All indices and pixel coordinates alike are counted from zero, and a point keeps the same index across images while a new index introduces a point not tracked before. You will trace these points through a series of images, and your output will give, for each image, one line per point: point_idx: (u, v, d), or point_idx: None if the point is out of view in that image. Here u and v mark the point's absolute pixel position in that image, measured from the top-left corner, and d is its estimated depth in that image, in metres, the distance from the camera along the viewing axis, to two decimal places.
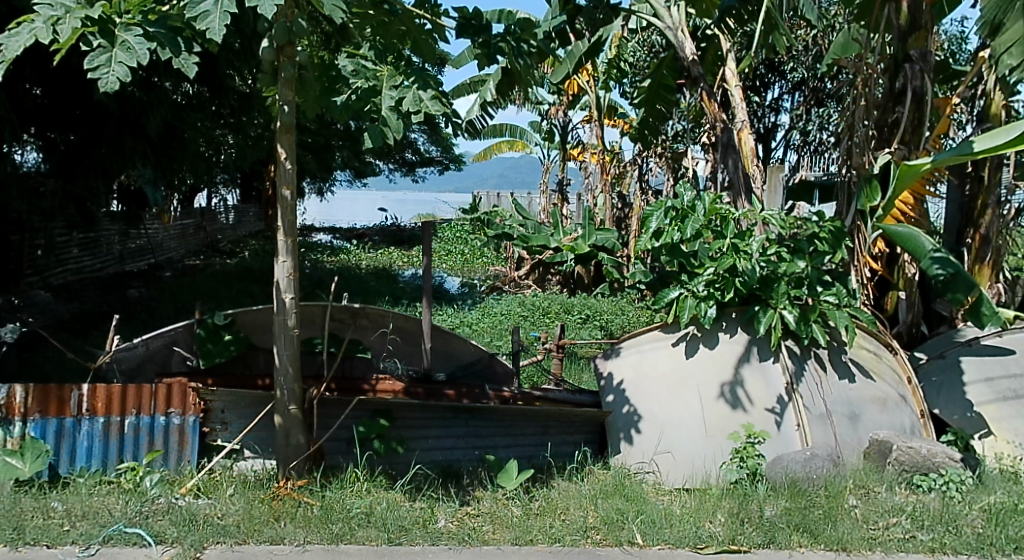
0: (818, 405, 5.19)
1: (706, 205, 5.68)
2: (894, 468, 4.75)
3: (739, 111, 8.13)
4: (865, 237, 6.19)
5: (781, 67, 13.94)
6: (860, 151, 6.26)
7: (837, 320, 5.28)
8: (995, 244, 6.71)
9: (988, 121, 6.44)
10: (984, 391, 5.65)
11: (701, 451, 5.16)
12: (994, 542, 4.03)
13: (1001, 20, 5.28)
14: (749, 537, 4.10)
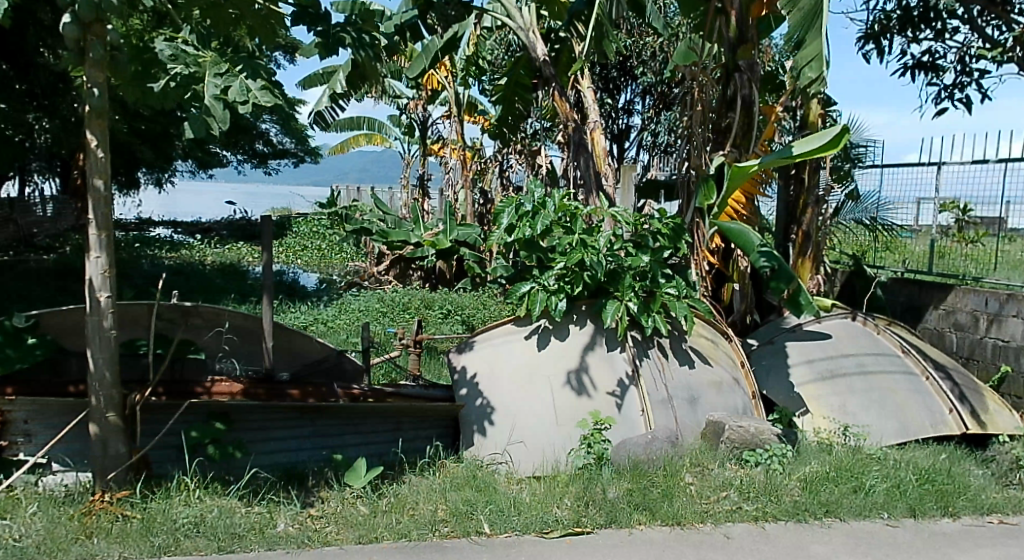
0: (660, 391, 5.38)
1: (556, 202, 5.81)
2: (726, 446, 5.01)
3: (592, 111, 8.27)
4: (703, 233, 6.50)
5: (633, 71, 14.40)
6: (697, 152, 6.64)
7: (677, 310, 5.50)
8: (815, 240, 7.26)
9: (808, 128, 7.00)
10: (806, 372, 6.13)
11: (552, 439, 5.19)
12: (808, 508, 4.43)
13: (801, 38, 5.73)
14: (592, 518, 4.24)
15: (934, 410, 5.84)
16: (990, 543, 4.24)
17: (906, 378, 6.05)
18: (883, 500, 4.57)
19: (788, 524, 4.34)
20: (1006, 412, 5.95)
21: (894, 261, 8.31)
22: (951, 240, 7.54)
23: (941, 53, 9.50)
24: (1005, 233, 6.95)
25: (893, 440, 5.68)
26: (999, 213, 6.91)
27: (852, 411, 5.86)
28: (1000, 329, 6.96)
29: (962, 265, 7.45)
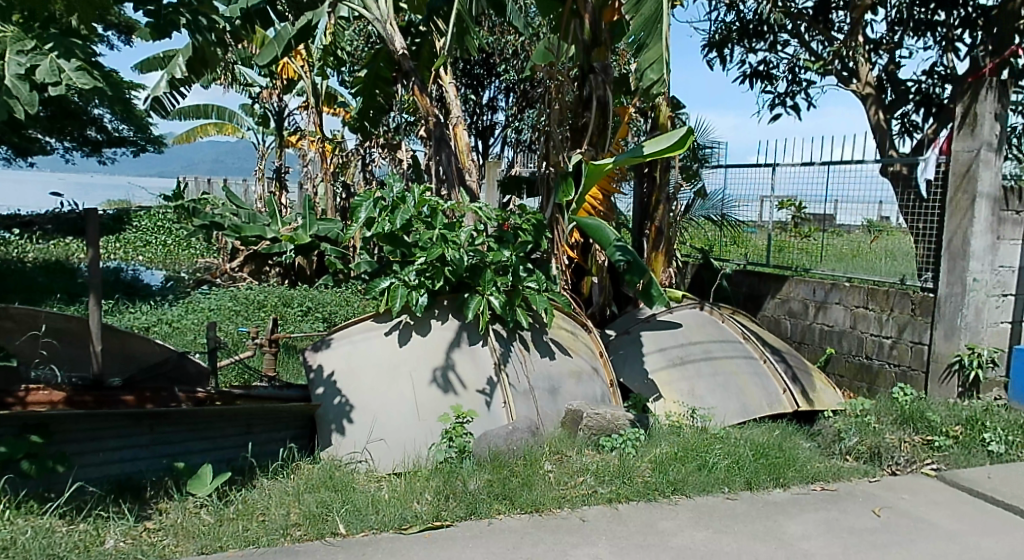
0: (521, 383, 5.36)
1: (415, 197, 5.62)
2: (584, 433, 5.07)
3: (455, 106, 8.12)
4: (564, 229, 6.46)
5: (495, 68, 14.45)
6: (556, 151, 6.67)
7: (537, 303, 5.49)
8: (667, 235, 7.51)
9: (658, 129, 7.21)
10: (659, 359, 6.35)
11: (413, 435, 5.02)
12: (657, 487, 4.58)
13: (645, 42, 5.89)
14: (450, 511, 4.17)
15: (769, 391, 6.17)
16: (815, 509, 4.56)
17: (747, 361, 6.39)
18: (724, 475, 4.80)
19: (640, 504, 4.46)
20: (830, 390, 6.39)
21: (739, 254, 8.77)
22: (788, 234, 7.98)
23: (775, 63, 10.10)
24: (833, 229, 7.42)
25: (737, 419, 5.96)
26: (830, 211, 7.40)
27: (701, 395, 6.09)
28: (826, 315, 7.49)
29: (799, 258, 7.93)
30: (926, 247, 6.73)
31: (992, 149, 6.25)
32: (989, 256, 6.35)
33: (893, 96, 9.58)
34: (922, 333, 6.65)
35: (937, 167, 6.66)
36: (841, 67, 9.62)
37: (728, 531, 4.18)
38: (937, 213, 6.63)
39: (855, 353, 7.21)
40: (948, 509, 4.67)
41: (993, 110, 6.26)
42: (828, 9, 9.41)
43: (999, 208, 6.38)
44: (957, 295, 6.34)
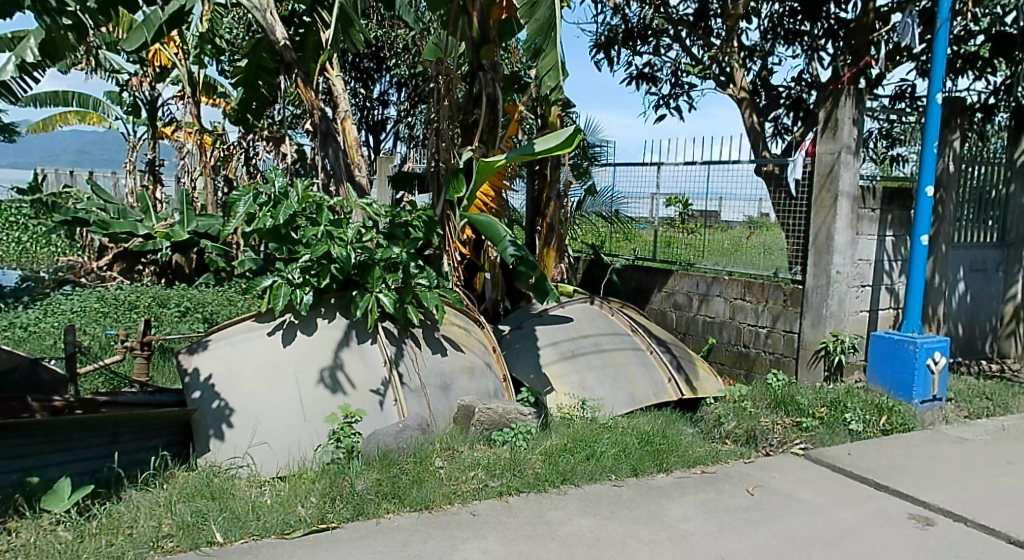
0: (413, 380, 5.22)
1: (299, 192, 5.38)
2: (476, 428, 5.01)
3: (342, 100, 7.83)
4: (455, 226, 6.23)
5: (385, 62, 14.22)
6: (446, 147, 6.29)
7: (428, 300, 5.36)
8: (559, 231, 7.53)
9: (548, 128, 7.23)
10: (551, 353, 6.36)
11: (298, 437, 4.78)
12: (547, 478, 4.57)
13: (541, 46, 5.84)
14: (337, 513, 4.02)
15: (655, 381, 6.29)
16: (696, 491, 4.67)
17: (636, 353, 6.50)
18: (611, 463, 4.84)
19: (530, 495, 4.44)
20: (712, 378, 6.58)
21: (629, 249, 8.90)
22: (675, 230, 8.21)
23: (660, 65, 10.33)
24: (718, 224, 7.65)
25: (623, 409, 6.04)
26: (716, 207, 7.60)
27: (591, 387, 6.13)
28: (708, 307, 7.71)
29: (686, 253, 8.13)
30: (796, 241, 7.00)
31: (850, 152, 6.61)
32: (849, 251, 6.69)
33: (766, 100, 10.09)
34: (793, 322, 6.93)
35: (804, 168, 6.95)
36: (719, 72, 9.95)
37: (613, 517, 4.21)
38: (804, 211, 6.92)
39: (735, 342, 7.44)
40: (815, 484, 4.88)
41: (851, 115, 6.60)
42: (707, 16, 9.68)
43: (858, 206, 6.75)
44: (822, 285, 6.67)
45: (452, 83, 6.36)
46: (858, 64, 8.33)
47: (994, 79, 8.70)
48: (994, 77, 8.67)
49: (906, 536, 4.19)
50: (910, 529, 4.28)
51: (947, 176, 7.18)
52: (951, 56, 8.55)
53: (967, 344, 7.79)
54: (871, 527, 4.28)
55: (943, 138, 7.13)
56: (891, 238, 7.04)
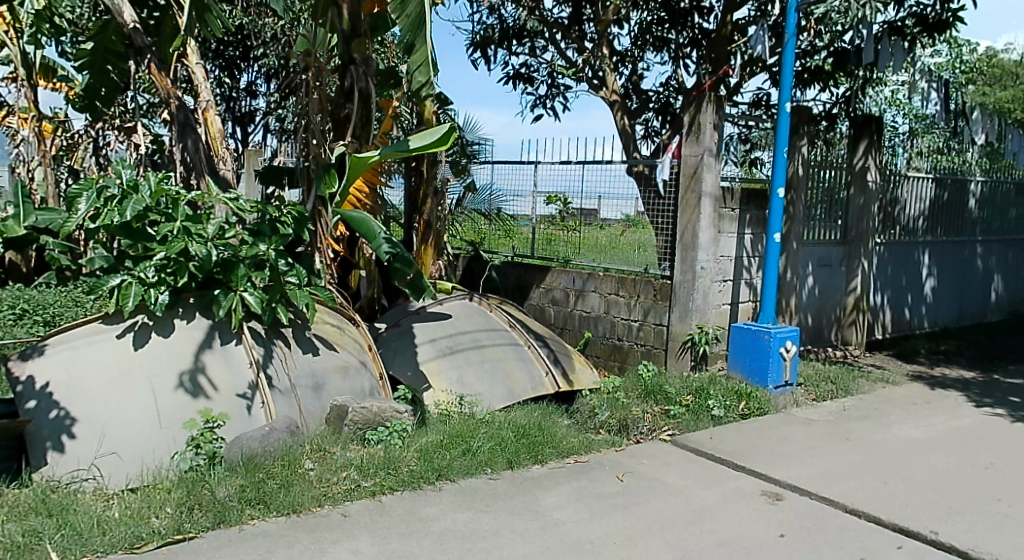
0: (282, 381, 5.08)
1: (152, 186, 5.09)
2: (350, 427, 4.93)
3: (203, 89, 7.46)
4: (327, 222, 6.05)
5: (251, 53, 13.84)
6: (317, 141, 6.06)
7: (298, 299, 5.23)
8: (436, 228, 7.40)
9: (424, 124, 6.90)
10: (428, 350, 6.33)
11: (152, 445, 4.49)
12: (422, 475, 4.55)
13: (412, 41, 5.77)
14: (196, 522, 3.83)
15: (533, 375, 6.40)
16: (569, 480, 4.78)
17: (513, 348, 6.58)
18: (487, 457, 4.89)
19: (405, 494, 4.41)
20: (588, 370, 6.76)
21: (508, 247, 8.95)
22: (555, 228, 8.34)
23: (536, 67, 10.49)
24: (597, 222, 7.88)
25: (501, 403, 6.09)
26: (596, 206, 7.85)
27: (469, 383, 6.14)
28: (584, 302, 7.89)
29: (565, 249, 8.26)
30: (664, 239, 7.27)
31: (713, 155, 6.94)
32: (712, 247, 7.04)
33: (637, 104, 10.44)
34: (663, 316, 7.19)
35: (671, 170, 7.23)
36: (592, 75, 10.17)
37: (487, 510, 4.25)
38: (671, 211, 7.20)
39: (609, 335, 7.65)
40: (680, 468, 5.08)
41: (712, 120, 6.95)
42: (581, 21, 9.90)
43: (718, 206, 7.11)
44: (689, 280, 6.97)
45: (323, 74, 6.09)
46: (718, 73, 8.76)
47: (837, 91, 9.33)
48: (837, 90, 9.31)
49: (759, 511, 4.44)
50: (762, 505, 4.53)
51: (797, 179, 7.67)
52: (799, 69, 9.16)
53: (815, 334, 8.33)
54: (729, 506, 4.51)
55: (793, 144, 7.62)
56: (750, 234, 7.45)
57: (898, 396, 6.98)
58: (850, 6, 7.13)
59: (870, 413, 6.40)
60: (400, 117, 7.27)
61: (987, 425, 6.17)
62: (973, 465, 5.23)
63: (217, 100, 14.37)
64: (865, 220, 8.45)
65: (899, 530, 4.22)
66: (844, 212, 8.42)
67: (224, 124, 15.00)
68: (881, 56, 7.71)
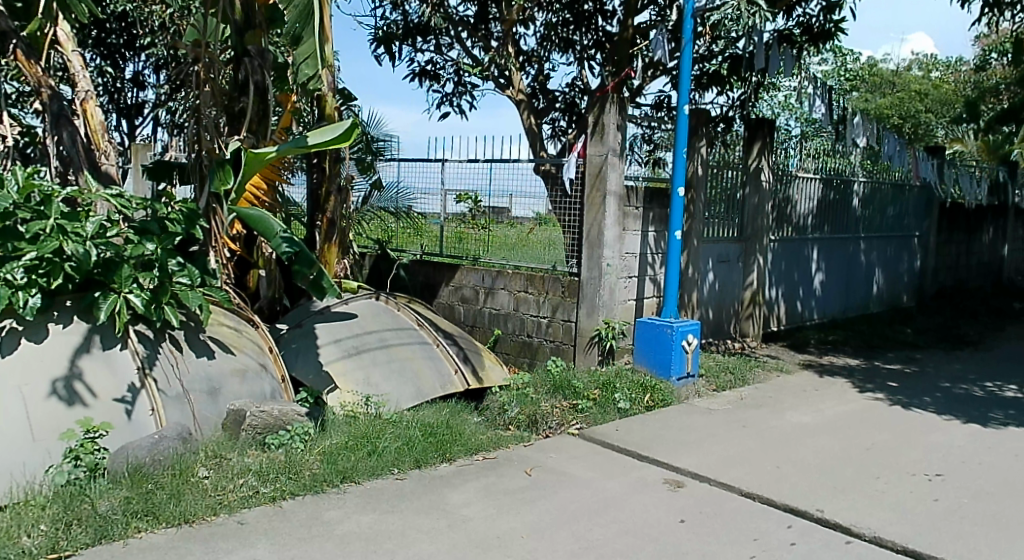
0: (173, 386, 4.87)
1: (20, 182, 4.74)
2: (248, 433, 4.76)
3: (79, 78, 7.01)
4: (222, 220, 5.80)
5: (138, 43, 13.30)
6: (209, 135, 5.84)
7: (191, 300, 5.04)
8: (340, 226, 7.20)
9: (325, 120, 6.74)
10: (332, 351, 6.20)
11: (23, 458, 4.16)
12: (325, 478, 4.45)
13: (301, 34, 5.72)
14: (74, 539, 3.60)
15: (442, 373, 6.36)
16: (477, 477, 4.76)
17: (421, 346, 6.52)
18: (393, 457, 4.82)
19: (306, 498, 4.29)
20: (498, 367, 6.77)
21: (416, 245, 8.86)
22: (466, 226, 8.28)
23: (442, 64, 10.42)
24: (508, 220, 7.91)
25: (409, 402, 6.01)
26: (507, 204, 7.85)
27: (376, 383, 6.03)
28: (494, 300, 7.86)
29: (476, 247, 8.21)
30: (571, 236, 7.34)
31: (616, 154, 7.07)
32: (617, 245, 7.16)
33: (543, 103, 10.50)
34: (571, 312, 7.25)
35: (577, 168, 7.29)
36: (498, 74, 10.16)
37: (393, 511, 4.19)
38: (577, 209, 7.27)
39: (518, 332, 7.66)
40: (586, 461, 5.14)
41: (615, 121, 7.06)
42: (487, 19, 9.90)
43: (623, 204, 7.23)
44: (595, 277, 7.06)
45: (215, 67, 5.91)
46: (620, 75, 8.91)
47: (733, 94, 9.64)
48: (733, 93, 9.62)
49: (661, 499, 4.53)
50: (664, 492, 4.63)
51: (696, 179, 7.88)
52: (698, 73, 9.40)
53: (715, 327, 8.59)
54: (634, 495, 4.59)
55: (692, 145, 7.82)
56: (653, 232, 7.61)
57: (791, 384, 7.27)
58: (742, 14, 7.41)
59: (766, 401, 6.64)
60: (299, 112, 7.07)
61: (871, 408, 6.50)
62: (856, 446, 5.49)
63: (100, 91, 13.69)
64: (760, 218, 8.75)
65: (789, 510, 4.39)
66: (740, 210, 8.69)
67: (108, 116, 14.35)
68: (771, 62, 8.05)
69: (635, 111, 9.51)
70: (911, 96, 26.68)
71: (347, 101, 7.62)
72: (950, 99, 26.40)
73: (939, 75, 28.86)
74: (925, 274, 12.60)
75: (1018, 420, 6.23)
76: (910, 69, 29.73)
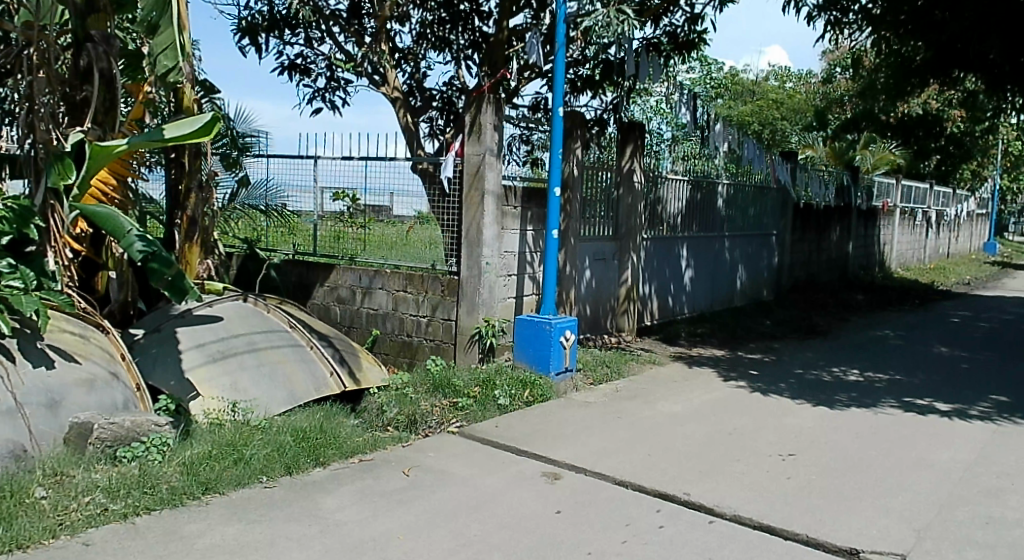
0: (4, 400, 4.47)
1: None
2: (95, 447, 4.45)
3: None
4: (61, 218, 5.39)
5: None
6: (45, 125, 5.41)
7: (24, 306, 4.64)
8: (202, 224, 6.82)
9: (182, 114, 6.37)
10: (196, 356, 5.86)
11: None
12: (185, 491, 4.20)
13: (156, 22, 5.41)
14: None
15: (317, 376, 6.15)
16: (351, 480, 4.63)
17: (293, 349, 6.30)
18: (262, 465, 4.61)
19: (163, 513, 4.03)
20: (376, 368, 6.63)
21: (289, 244, 8.56)
22: (343, 225, 8.08)
23: (313, 58, 10.11)
24: (387, 219, 7.76)
25: (281, 407, 5.77)
26: (387, 202, 7.74)
27: (244, 388, 5.75)
28: (371, 299, 7.68)
29: (354, 246, 8.02)
30: (449, 235, 7.29)
31: (493, 154, 7.07)
32: (496, 244, 7.16)
33: (419, 102, 10.35)
34: (450, 311, 7.18)
35: (454, 167, 7.24)
36: (371, 71, 9.97)
37: (260, 520, 4.00)
38: (456, 208, 7.23)
39: (398, 332, 7.52)
40: (465, 458, 5.09)
41: (492, 121, 7.06)
42: (359, 14, 9.68)
43: (501, 204, 7.23)
44: (475, 276, 7.03)
45: (50, 52, 5.50)
46: (496, 76, 8.93)
47: (606, 98, 9.82)
48: (606, 97, 9.80)
49: (538, 491, 4.55)
50: (541, 485, 4.65)
51: (573, 179, 7.98)
52: (571, 76, 9.52)
53: (592, 323, 8.74)
54: (511, 489, 4.58)
55: (568, 146, 7.93)
56: (532, 230, 7.66)
57: (663, 375, 7.49)
58: (612, 22, 7.55)
59: (640, 392, 6.81)
60: (153, 103, 6.64)
61: (736, 396, 6.79)
62: (721, 432, 5.70)
63: None
64: (633, 217, 8.98)
65: (659, 495, 4.49)
66: (615, 208, 8.88)
67: None
68: (640, 70, 8.27)
69: (510, 110, 9.54)
70: (769, 104, 28.23)
71: (207, 94, 7.23)
72: (802, 109, 28.24)
73: (792, 86, 30.69)
74: (783, 270, 13.31)
75: (860, 401, 6.66)
76: (767, 79, 31.44)
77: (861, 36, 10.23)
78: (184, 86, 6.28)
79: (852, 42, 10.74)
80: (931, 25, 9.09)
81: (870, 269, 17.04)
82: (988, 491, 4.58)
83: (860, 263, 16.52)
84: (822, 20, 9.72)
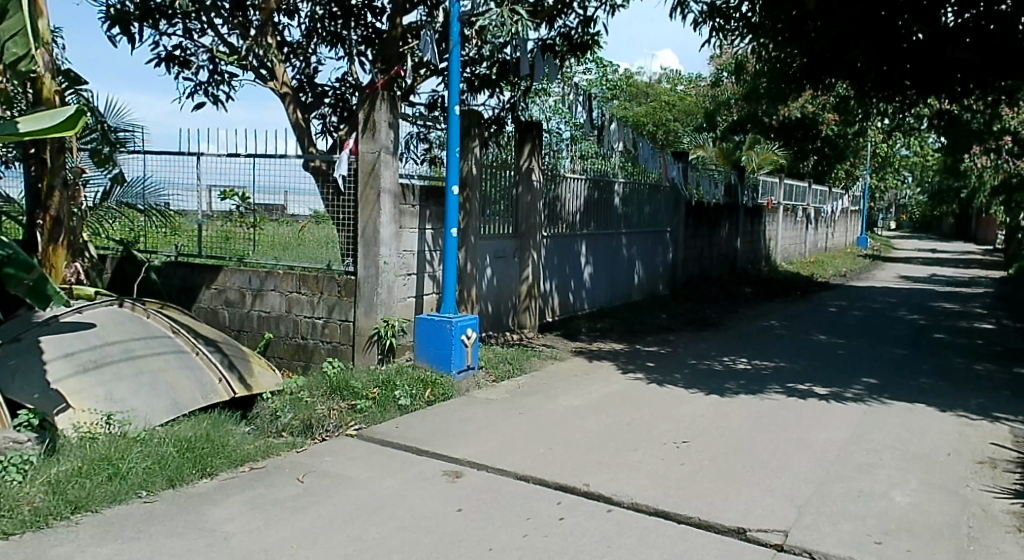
0: None
1: None
2: None
3: None
4: None
5: None
6: None
7: None
8: (68, 225, 6.35)
9: (41, 106, 5.90)
10: (64, 366, 5.46)
11: None
12: (50, 511, 3.88)
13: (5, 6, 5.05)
14: None
15: (203, 382, 5.84)
16: (241, 490, 4.39)
17: (177, 356, 5.97)
18: (140, 479, 4.33)
19: (24, 536, 3.71)
20: (269, 372, 6.35)
21: (172, 245, 8.13)
22: (233, 225, 7.73)
23: (192, 50, 9.65)
24: (280, 218, 7.47)
25: (163, 418, 5.44)
26: (281, 201, 7.45)
27: (120, 398, 5.40)
28: (263, 302, 7.38)
29: (243, 247, 7.69)
30: (345, 234, 7.08)
31: (389, 153, 6.91)
32: (393, 243, 6.99)
33: (311, 98, 10.06)
34: (348, 312, 6.99)
35: (349, 165, 7.06)
36: (258, 65, 9.60)
37: (138, 537, 3.75)
38: (351, 207, 7.03)
39: (291, 335, 7.25)
40: (362, 461, 4.93)
41: (387, 119, 6.89)
42: (243, 7, 9.30)
43: (398, 203, 7.08)
44: (372, 275, 6.86)
45: None
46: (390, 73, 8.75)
47: (502, 97, 9.77)
48: (503, 96, 9.74)
49: (438, 491, 4.44)
50: (441, 484, 4.55)
51: (471, 177, 7.89)
52: (467, 75, 9.43)
53: (494, 320, 8.70)
54: (411, 490, 4.46)
55: (465, 145, 7.84)
56: (430, 229, 7.53)
57: (564, 370, 7.51)
58: (505, 22, 7.48)
59: (540, 388, 6.80)
60: (5, 94, 6.14)
61: (634, 387, 6.87)
62: (620, 423, 5.75)
63: None
64: (533, 215, 8.97)
65: (560, 487, 4.47)
66: (513, 205, 8.85)
67: None
68: (534, 70, 8.27)
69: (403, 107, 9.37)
70: (660, 105, 28.93)
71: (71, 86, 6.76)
72: (693, 111, 29.08)
73: (682, 88, 31.60)
74: (678, 265, 13.64)
75: (748, 388, 6.86)
76: (659, 81, 32.24)
77: (742, 43, 10.56)
78: (43, 75, 5.82)
79: (734, 48, 11.08)
80: (804, 35, 9.52)
81: (757, 263, 17.72)
82: (862, 467, 4.78)
83: (748, 257, 17.15)
84: (707, 26, 9.97)
